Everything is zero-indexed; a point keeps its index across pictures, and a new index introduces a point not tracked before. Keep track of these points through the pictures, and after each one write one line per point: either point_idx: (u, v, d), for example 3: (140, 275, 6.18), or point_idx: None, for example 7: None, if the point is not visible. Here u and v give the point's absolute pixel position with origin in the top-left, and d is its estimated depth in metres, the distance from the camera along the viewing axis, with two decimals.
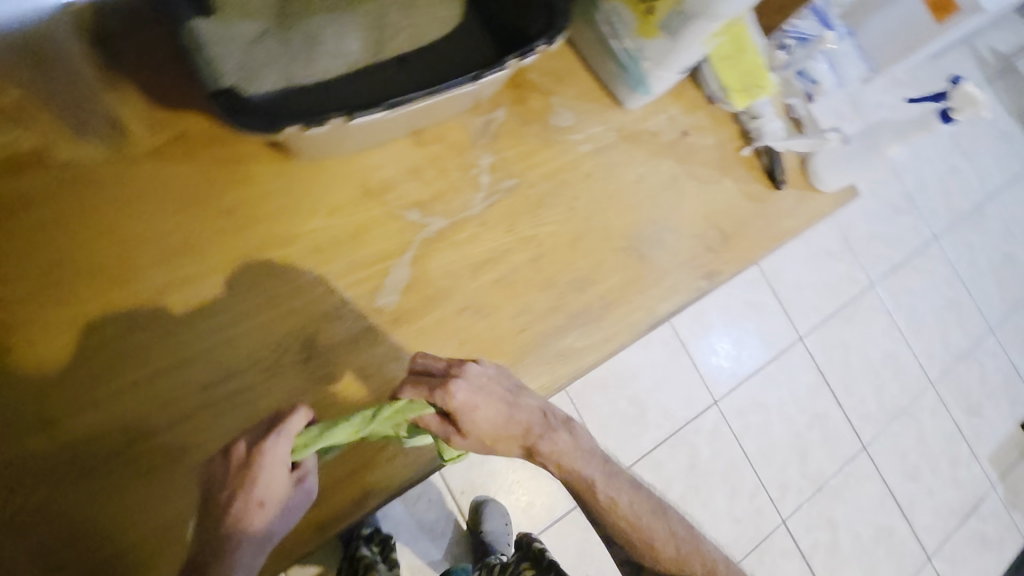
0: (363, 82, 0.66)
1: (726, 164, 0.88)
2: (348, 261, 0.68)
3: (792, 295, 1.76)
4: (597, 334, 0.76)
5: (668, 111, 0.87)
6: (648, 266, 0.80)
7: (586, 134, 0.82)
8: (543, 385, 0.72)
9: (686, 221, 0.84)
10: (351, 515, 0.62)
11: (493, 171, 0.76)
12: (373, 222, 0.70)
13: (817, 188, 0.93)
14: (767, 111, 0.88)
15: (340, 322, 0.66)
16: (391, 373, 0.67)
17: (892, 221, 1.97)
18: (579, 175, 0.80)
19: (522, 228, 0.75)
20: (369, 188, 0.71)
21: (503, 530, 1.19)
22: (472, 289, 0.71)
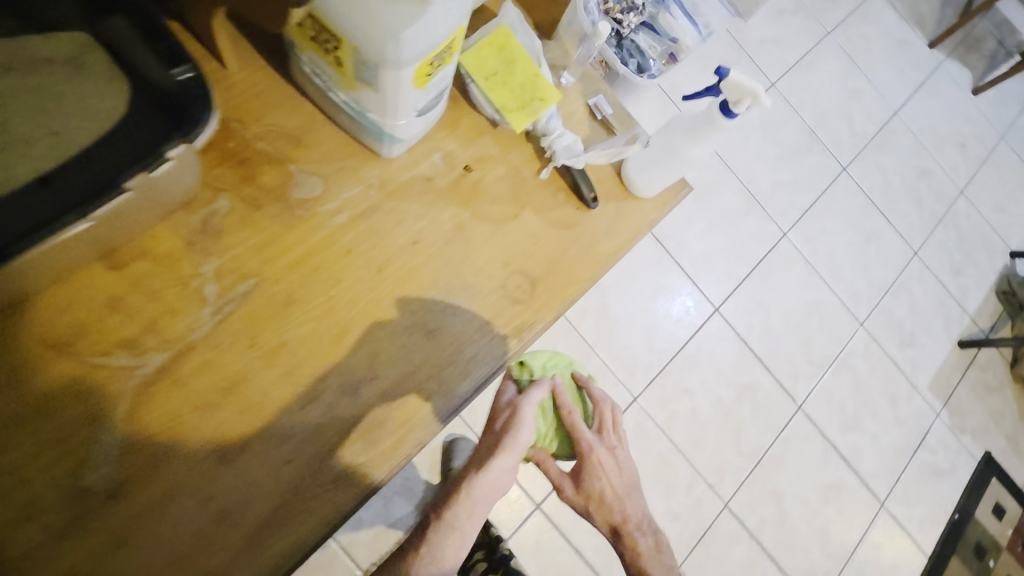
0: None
1: (523, 194, 0.77)
2: (33, 441, 0.55)
3: (699, 265, 1.67)
4: (384, 439, 0.65)
5: (443, 148, 0.75)
6: (440, 341, 0.69)
7: (340, 200, 0.69)
8: (323, 521, 0.61)
9: (481, 275, 0.72)
10: None
11: (222, 276, 0.63)
12: (62, 382, 0.57)
13: (639, 195, 0.81)
14: (556, 124, 0.76)
15: (32, 521, 0.53)
16: (116, 562, 0.55)
17: (796, 163, 1.88)
18: (337, 253, 0.68)
19: (269, 338, 0.63)
20: (51, 339, 0.57)
21: None
22: (211, 429, 0.60)
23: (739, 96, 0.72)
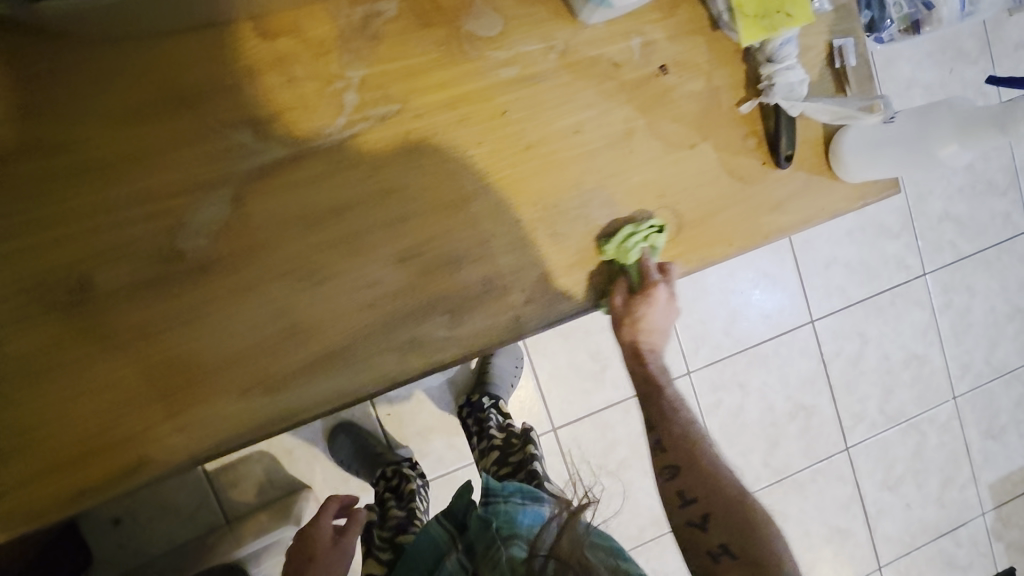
0: None
1: (710, 124, 0.64)
2: (141, 188, 0.53)
3: (816, 270, 1.50)
4: (467, 324, 0.60)
5: (648, 34, 0.62)
6: (559, 249, 0.62)
7: (514, 52, 0.59)
8: (382, 378, 0.58)
9: (630, 196, 0.63)
10: (113, 487, 0.54)
11: (364, 90, 0.56)
12: (180, 139, 0.53)
13: (838, 177, 0.67)
14: (789, 53, 0.61)
15: (123, 264, 0.53)
16: (185, 334, 0.54)
17: (979, 201, 1.60)
18: (489, 112, 0.59)
19: (389, 174, 0.57)
20: (183, 91, 0.53)
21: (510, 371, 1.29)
22: (302, 248, 0.55)
23: None
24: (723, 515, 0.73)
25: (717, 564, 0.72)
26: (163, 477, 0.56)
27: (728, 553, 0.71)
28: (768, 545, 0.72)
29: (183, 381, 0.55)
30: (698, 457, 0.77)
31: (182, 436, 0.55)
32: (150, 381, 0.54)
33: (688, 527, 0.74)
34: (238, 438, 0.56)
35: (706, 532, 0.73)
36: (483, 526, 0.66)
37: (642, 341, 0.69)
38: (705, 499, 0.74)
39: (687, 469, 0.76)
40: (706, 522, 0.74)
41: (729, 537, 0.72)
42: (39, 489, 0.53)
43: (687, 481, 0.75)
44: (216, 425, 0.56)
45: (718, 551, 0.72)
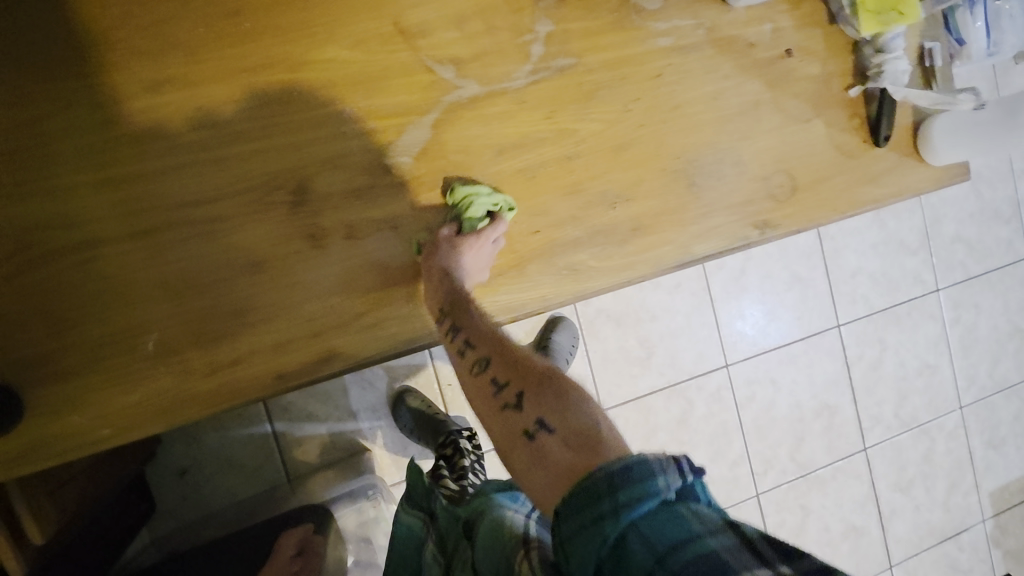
0: None
1: (823, 103, 0.74)
2: (362, 106, 0.60)
3: (843, 278, 1.62)
4: (616, 256, 0.68)
5: (778, 21, 0.72)
6: (696, 198, 0.70)
7: (671, 25, 0.68)
8: (543, 297, 0.66)
9: (756, 158, 0.72)
10: (308, 374, 0.59)
11: (549, 44, 0.65)
12: (398, 67, 0.61)
13: (924, 160, 0.78)
14: (897, 45, 0.73)
15: (340, 171, 0.59)
16: (385, 240, 0.61)
17: (987, 228, 1.75)
18: (647, 73, 0.68)
19: (564, 118, 0.66)
20: (403, 27, 0.61)
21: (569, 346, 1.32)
22: (490, 173, 0.64)
23: None
24: (544, 387, 0.49)
25: (534, 443, 0.46)
26: (350, 371, 0.61)
27: (544, 424, 0.46)
28: (580, 411, 0.46)
29: (377, 283, 0.61)
30: (536, 366, 0.51)
31: (372, 333, 0.61)
32: (350, 281, 0.60)
33: (519, 442, 0.47)
34: (419, 339, 0.62)
35: (522, 411, 0.48)
36: (454, 521, 0.65)
37: (467, 283, 0.60)
38: (521, 380, 0.50)
39: (501, 355, 0.53)
40: (521, 400, 0.49)
41: (547, 407, 0.47)
42: (247, 368, 0.58)
43: (494, 353, 0.54)
44: (402, 326, 0.62)
45: (534, 428, 0.46)
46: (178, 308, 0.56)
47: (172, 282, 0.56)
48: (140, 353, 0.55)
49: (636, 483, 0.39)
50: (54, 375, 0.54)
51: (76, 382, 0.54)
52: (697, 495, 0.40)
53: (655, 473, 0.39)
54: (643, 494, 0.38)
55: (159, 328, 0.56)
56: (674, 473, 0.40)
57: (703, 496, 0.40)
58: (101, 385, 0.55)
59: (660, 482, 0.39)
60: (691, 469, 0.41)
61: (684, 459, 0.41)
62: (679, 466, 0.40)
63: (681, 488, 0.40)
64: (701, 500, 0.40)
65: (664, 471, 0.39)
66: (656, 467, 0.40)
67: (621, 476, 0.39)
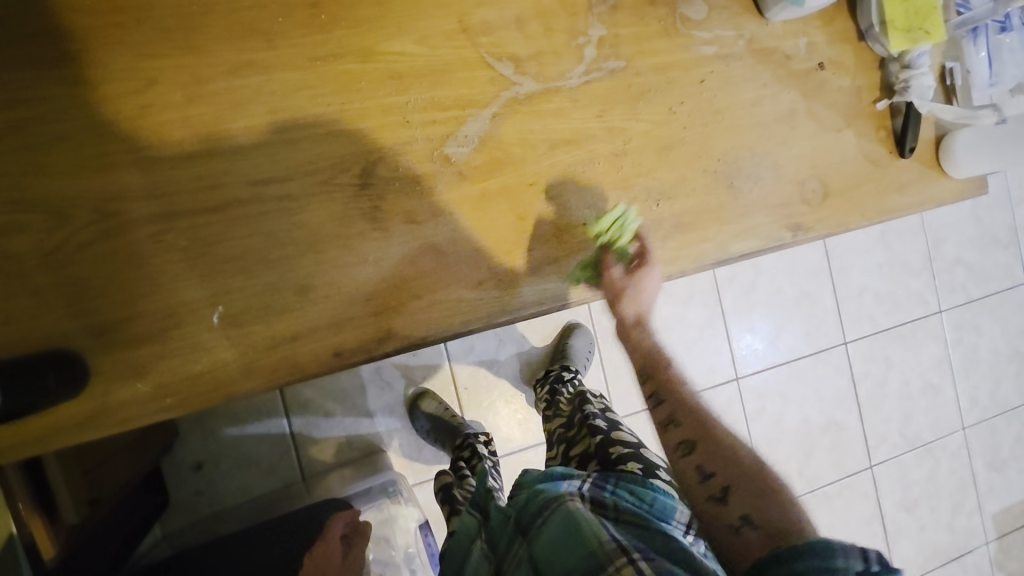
0: None
1: (854, 115, 0.78)
2: (425, 98, 0.63)
3: (849, 297, 1.66)
4: (659, 251, 0.70)
5: (812, 36, 0.76)
6: (734, 199, 0.73)
7: (714, 35, 0.72)
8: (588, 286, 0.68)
9: (791, 163, 0.76)
10: (366, 352, 0.61)
11: (601, 47, 0.68)
12: (460, 63, 0.64)
13: (946, 173, 0.82)
14: (922, 63, 0.77)
15: (403, 158, 0.62)
16: (442, 225, 0.63)
17: (986, 252, 1.81)
18: (691, 79, 0.72)
19: (613, 117, 0.69)
20: (467, 26, 0.64)
21: (584, 350, 1.34)
22: (543, 165, 0.66)
23: None
24: (750, 489, 0.66)
25: (735, 534, 0.63)
26: (405, 350, 0.63)
27: (750, 521, 0.63)
28: (783, 513, 0.63)
29: (434, 266, 0.63)
30: (755, 473, 0.68)
31: (428, 314, 0.63)
32: (409, 263, 0.62)
33: (710, 505, 0.66)
34: (470, 321, 0.64)
35: (727, 505, 0.65)
36: (504, 521, 0.59)
37: (624, 305, 0.74)
38: (723, 470, 0.69)
39: (710, 454, 0.71)
40: (728, 493, 0.66)
41: (750, 506, 0.64)
42: (308, 343, 0.59)
43: (689, 433, 0.73)
44: (455, 309, 0.64)
45: (738, 522, 0.64)
46: (246, 282, 0.58)
47: (243, 257, 0.58)
48: (205, 325, 0.57)
49: (826, 566, 0.51)
50: (124, 342, 0.55)
51: (144, 350, 0.56)
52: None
53: (838, 555, 0.51)
54: (824, 569, 0.51)
55: (226, 301, 0.58)
56: (859, 556, 0.51)
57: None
58: (168, 354, 0.56)
59: (842, 562, 0.51)
60: (876, 561, 0.52)
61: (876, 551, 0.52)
62: (868, 556, 0.52)
63: (850, 556, 0.51)
64: (854, 571, 0.51)
65: (849, 558, 0.51)
66: (846, 559, 0.51)
67: (802, 556, 0.52)
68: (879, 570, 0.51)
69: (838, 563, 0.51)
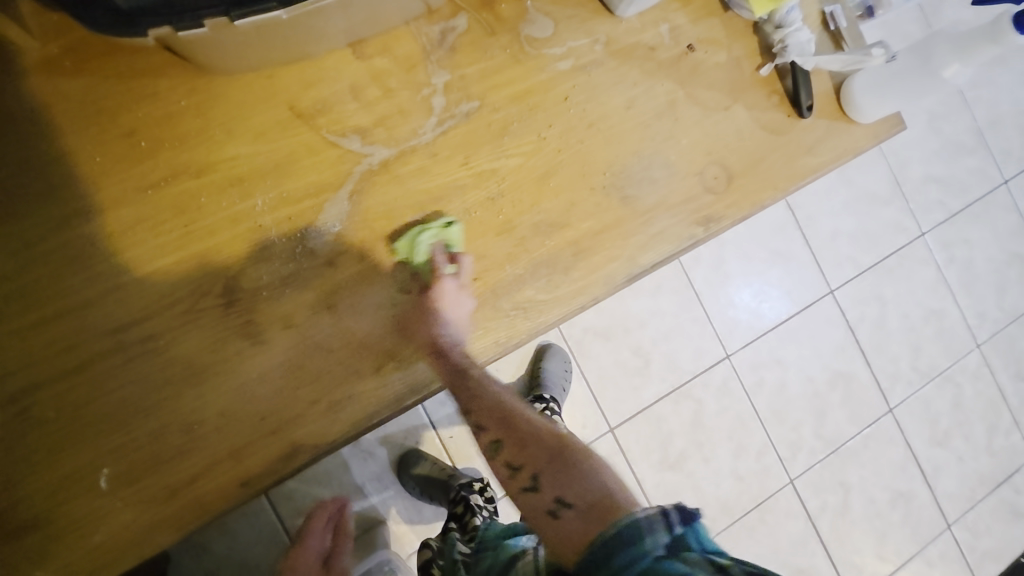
0: None
1: (739, 87, 0.74)
2: (274, 195, 0.59)
3: (824, 244, 1.60)
4: (563, 284, 0.66)
5: (673, 20, 0.72)
6: (632, 208, 0.69)
7: (566, 47, 0.69)
8: (496, 342, 0.64)
9: (685, 155, 0.71)
10: (273, 474, 0.57)
11: (449, 93, 0.65)
12: (304, 150, 0.60)
13: (853, 119, 0.77)
14: (795, 18, 0.72)
15: (265, 263, 0.58)
16: (324, 321, 0.60)
17: (956, 162, 1.74)
18: (554, 98, 0.68)
19: (480, 161, 0.65)
20: (300, 110, 0.61)
21: (560, 374, 1.31)
22: (416, 231, 0.63)
23: None
24: (554, 466, 0.59)
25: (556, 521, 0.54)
26: (317, 461, 0.59)
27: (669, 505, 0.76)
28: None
29: (325, 367, 0.59)
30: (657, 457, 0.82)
31: (332, 417, 0.59)
32: (297, 370, 0.58)
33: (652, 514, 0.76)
34: (380, 413, 0.60)
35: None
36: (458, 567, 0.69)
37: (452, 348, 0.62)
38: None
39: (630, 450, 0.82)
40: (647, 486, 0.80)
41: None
42: (209, 482, 0.56)
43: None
44: (359, 405, 0.60)
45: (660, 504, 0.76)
46: (127, 437, 0.55)
47: (118, 411, 0.55)
48: (95, 492, 0.54)
49: (625, 547, 0.48)
50: (13, 532, 0.52)
51: (36, 535, 0.53)
52: (690, 542, 0.48)
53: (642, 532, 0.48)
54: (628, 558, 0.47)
55: (111, 462, 0.54)
56: (661, 529, 0.48)
57: (695, 542, 0.48)
58: (62, 534, 0.53)
59: (648, 542, 0.47)
60: (678, 521, 0.48)
61: (677, 510, 0.49)
62: (668, 518, 0.49)
63: (656, 531, 0.48)
64: (696, 548, 0.48)
65: (653, 531, 0.48)
66: (643, 521, 0.49)
67: (618, 549, 0.48)
68: (696, 538, 0.48)
69: (643, 546, 0.47)
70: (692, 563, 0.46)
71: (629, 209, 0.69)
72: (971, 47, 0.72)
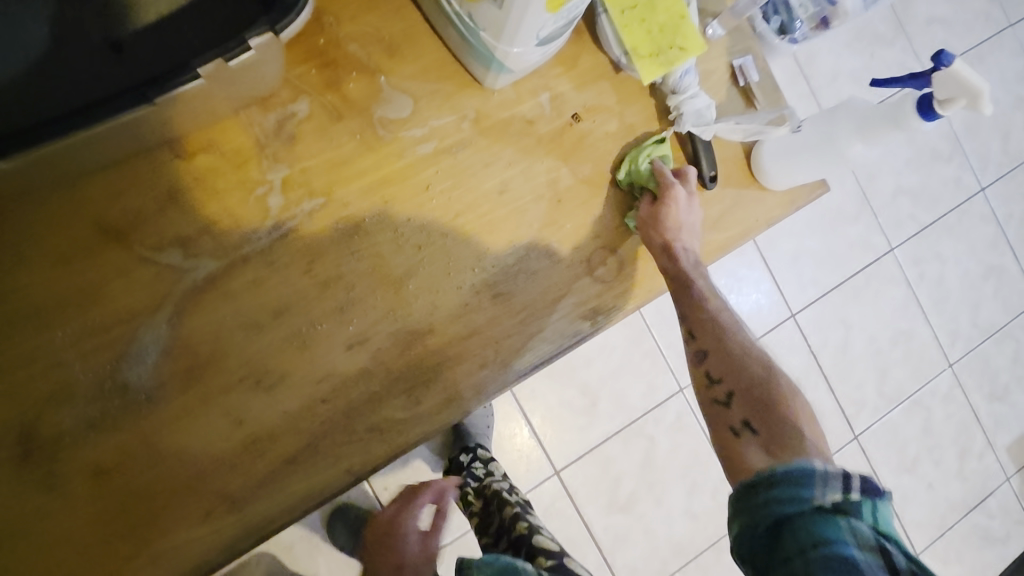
0: (66, 89, 0.49)
1: (632, 159, 0.66)
2: (78, 325, 0.53)
3: (786, 266, 1.52)
4: (427, 399, 0.60)
5: (555, 87, 0.64)
6: (506, 306, 0.62)
7: (428, 127, 0.61)
8: (348, 469, 0.58)
9: (568, 241, 0.64)
10: None
11: (288, 190, 0.58)
12: (114, 270, 0.54)
13: (765, 186, 0.69)
14: (690, 82, 0.64)
15: (70, 403, 0.52)
16: (143, 463, 0.53)
17: (929, 172, 1.64)
18: (414, 188, 0.60)
19: (326, 268, 0.58)
20: (108, 224, 0.54)
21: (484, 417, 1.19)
22: (252, 351, 0.56)
23: (952, 97, 0.58)
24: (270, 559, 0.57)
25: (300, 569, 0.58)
26: None
27: (749, 426, 0.57)
28: (794, 431, 0.55)
29: (144, 515, 0.53)
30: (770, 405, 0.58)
31: (155, 570, 0.53)
32: (110, 522, 0.52)
33: (726, 433, 0.58)
34: (211, 560, 0.54)
35: (731, 407, 0.59)
36: None
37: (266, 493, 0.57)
38: (739, 394, 0.59)
39: (741, 391, 0.60)
40: (732, 405, 0.59)
41: (754, 413, 0.58)
42: None
43: (720, 373, 0.61)
44: (187, 554, 0.54)
45: (738, 425, 0.58)
46: None
47: None
48: None
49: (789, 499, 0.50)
50: None
51: None
52: (862, 515, 0.48)
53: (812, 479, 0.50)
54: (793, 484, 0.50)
55: None
56: (837, 486, 0.49)
57: (867, 517, 0.48)
58: None
59: (816, 492, 0.49)
60: (859, 489, 0.49)
61: (857, 477, 0.50)
62: (846, 482, 0.49)
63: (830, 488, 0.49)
64: (866, 521, 0.48)
65: (824, 486, 0.49)
66: (817, 473, 0.50)
67: (778, 482, 0.51)
68: (869, 516, 0.49)
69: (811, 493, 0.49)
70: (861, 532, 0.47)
71: (500, 311, 0.62)
72: (872, 128, 0.62)
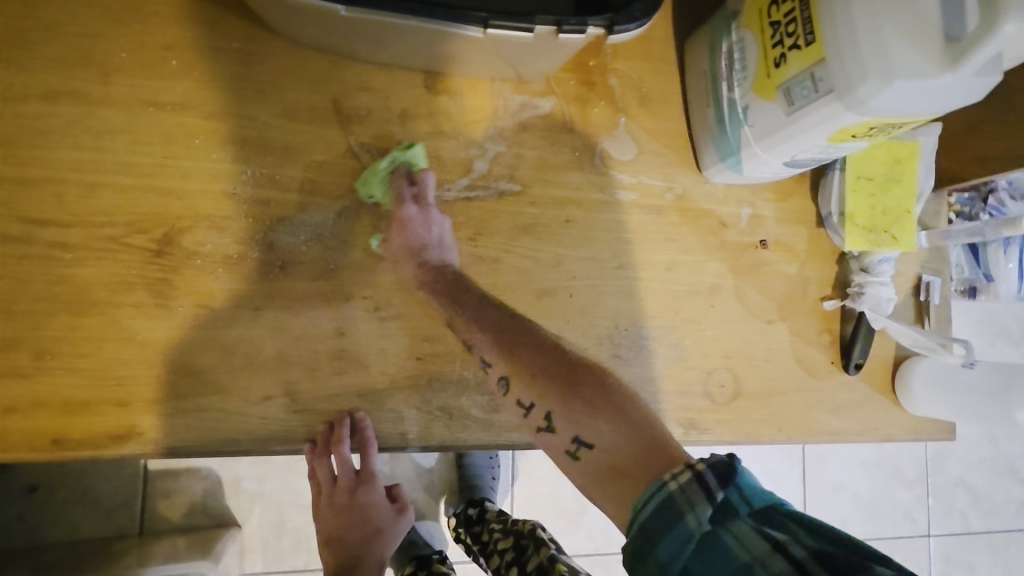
0: None
1: (792, 307, 0.65)
2: (266, 173, 0.54)
3: (821, 491, 1.43)
4: (504, 414, 0.57)
5: (759, 208, 0.65)
6: (618, 371, 0.60)
7: (637, 180, 0.62)
8: (402, 435, 0.56)
9: (700, 346, 0.63)
10: (92, 448, 0.49)
11: (494, 164, 0.59)
12: (324, 146, 0.56)
13: (899, 403, 0.67)
14: (884, 270, 0.64)
15: (216, 232, 0.53)
16: (240, 319, 0.53)
17: (996, 481, 1.55)
18: (596, 222, 0.61)
19: (487, 245, 0.59)
20: (340, 108, 0.56)
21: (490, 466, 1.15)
22: (383, 279, 0.56)
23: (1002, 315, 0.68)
24: (563, 391, 0.45)
25: (371, 530, 0.64)
26: (143, 458, 0.51)
27: (582, 441, 0.43)
28: (619, 421, 0.42)
29: (210, 367, 0.52)
30: (524, 329, 0.50)
31: (188, 420, 0.51)
32: (179, 355, 0.51)
33: (564, 464, 0.44)
34: (240, 443, 0.52)
35: (555, 429, 0.45)
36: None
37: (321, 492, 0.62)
38: (545, 399, 0.45)
39: (513, 357, 0.49)
40: (553, 420, 0.45)
41: (578, 419, 0.43)
42: (25, 420, 0.49)
43: (528, 388, 0.47)
44: (222, 425, 0.52)
45: (573, 444, 0.43)
46: None
47: None
48: None
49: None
50: None
51: None
52: (735, 504, 0.37)
53: (683, 508, 0.36)
54: (676, 542, 0.36)
55: None
56: (701, 496, 0.37)
57: (739, 504, 0.37)
58: None
59: (690, 519, 0.36)
60: (718, 483, 0.37)
61: (700, 462, 0.38)
62: (702, 481, 0.37)
63: (695, 505, 0.36)
64: (741, 514, 0.37)
65: (694, 506, 0.36)
66: (675, 492, 0.37)
67: (652, 528, 0.37)
68: (742, 499, 0.37)
69: (686, 525, 0.36)
70: (744, 532, 0.35)
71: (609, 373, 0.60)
72: None
